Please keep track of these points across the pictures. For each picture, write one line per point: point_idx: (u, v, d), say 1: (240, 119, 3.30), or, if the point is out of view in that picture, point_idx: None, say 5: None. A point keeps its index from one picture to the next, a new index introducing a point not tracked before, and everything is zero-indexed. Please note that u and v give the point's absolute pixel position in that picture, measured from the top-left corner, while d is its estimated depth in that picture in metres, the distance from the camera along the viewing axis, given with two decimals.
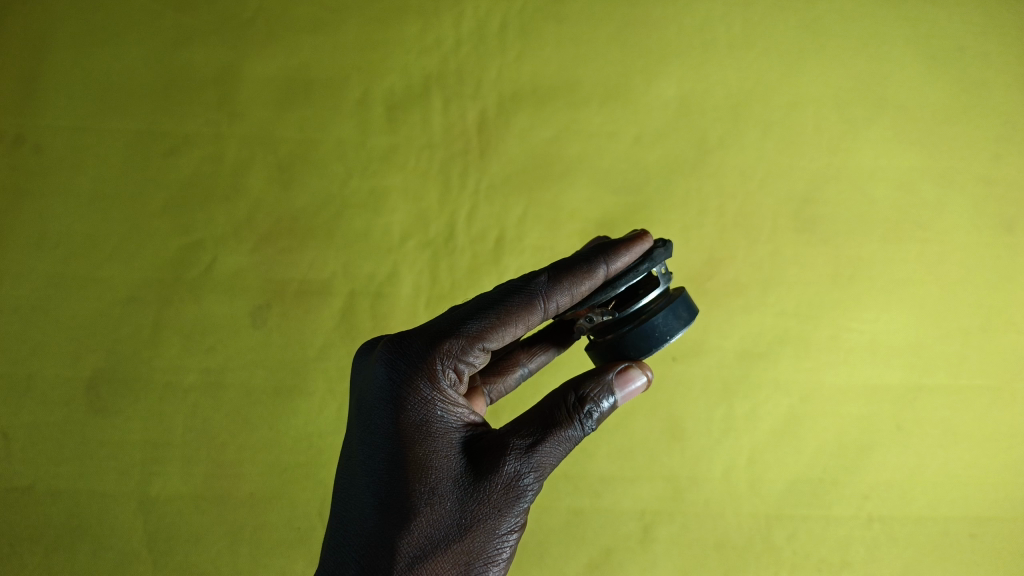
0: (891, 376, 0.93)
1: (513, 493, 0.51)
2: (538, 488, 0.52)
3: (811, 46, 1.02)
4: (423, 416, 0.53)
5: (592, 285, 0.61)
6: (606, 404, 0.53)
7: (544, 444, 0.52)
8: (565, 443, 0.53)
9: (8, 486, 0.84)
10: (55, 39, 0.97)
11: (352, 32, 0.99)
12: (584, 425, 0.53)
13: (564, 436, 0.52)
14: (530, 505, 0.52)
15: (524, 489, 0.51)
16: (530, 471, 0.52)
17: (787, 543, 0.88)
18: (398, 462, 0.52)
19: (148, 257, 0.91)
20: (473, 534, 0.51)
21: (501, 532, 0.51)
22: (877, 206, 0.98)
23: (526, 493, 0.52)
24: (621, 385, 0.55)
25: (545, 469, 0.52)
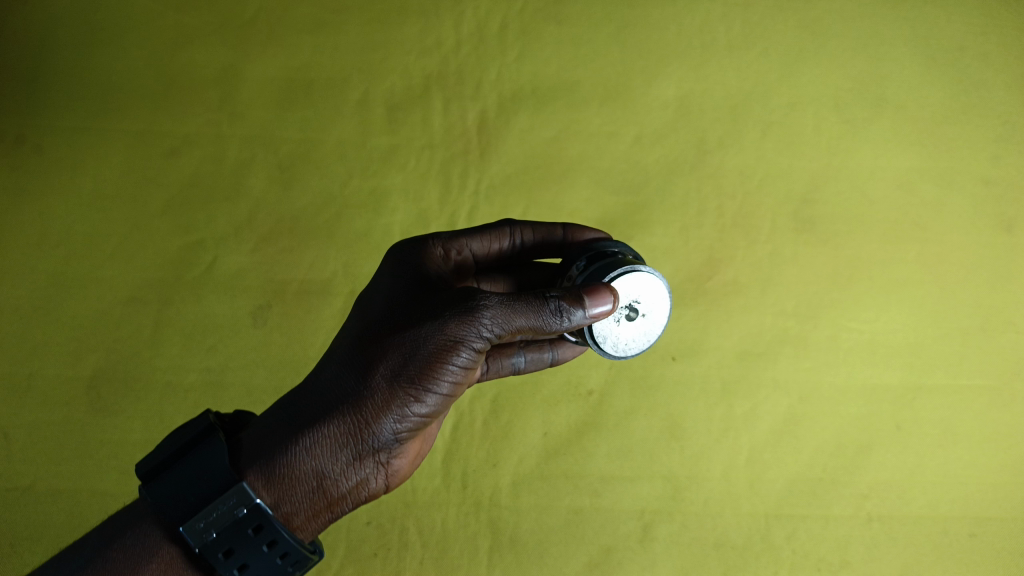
0: (890, 376, 0.93)
1: (466, 310, 0.56)
2: (495, 329, 0.56)
3: (811, 46, 1.03)
4: (418, 251, 0.66)
5: (553, 237, 0.75)
6: (571, 308, 0.57)
7: (513, 300, 0.56)
8: (531, 312, 0.56)
9: (9, 486, 0.84)
10: (57, 40, 0.97)
11: (352, 32, 0.99)
12: (547, 308, 0.56)
13: (531, 306, 0.56)
14: (485, 339, 0.56)
15: (481, 319, 0.55)
16: (493, 313, 0.56)
17: (786, 542, 0.88)
18: (390, 274, 0.64)
19: (148, 258, 0.92)
20: (421, 329, 0.56)
21: (443, 340, 0.55)
22: (876, 206, 0.98)
23: (475, 317, 0.55)
24: (591, 299, 0.58)
25: (497, 308, 0.56)
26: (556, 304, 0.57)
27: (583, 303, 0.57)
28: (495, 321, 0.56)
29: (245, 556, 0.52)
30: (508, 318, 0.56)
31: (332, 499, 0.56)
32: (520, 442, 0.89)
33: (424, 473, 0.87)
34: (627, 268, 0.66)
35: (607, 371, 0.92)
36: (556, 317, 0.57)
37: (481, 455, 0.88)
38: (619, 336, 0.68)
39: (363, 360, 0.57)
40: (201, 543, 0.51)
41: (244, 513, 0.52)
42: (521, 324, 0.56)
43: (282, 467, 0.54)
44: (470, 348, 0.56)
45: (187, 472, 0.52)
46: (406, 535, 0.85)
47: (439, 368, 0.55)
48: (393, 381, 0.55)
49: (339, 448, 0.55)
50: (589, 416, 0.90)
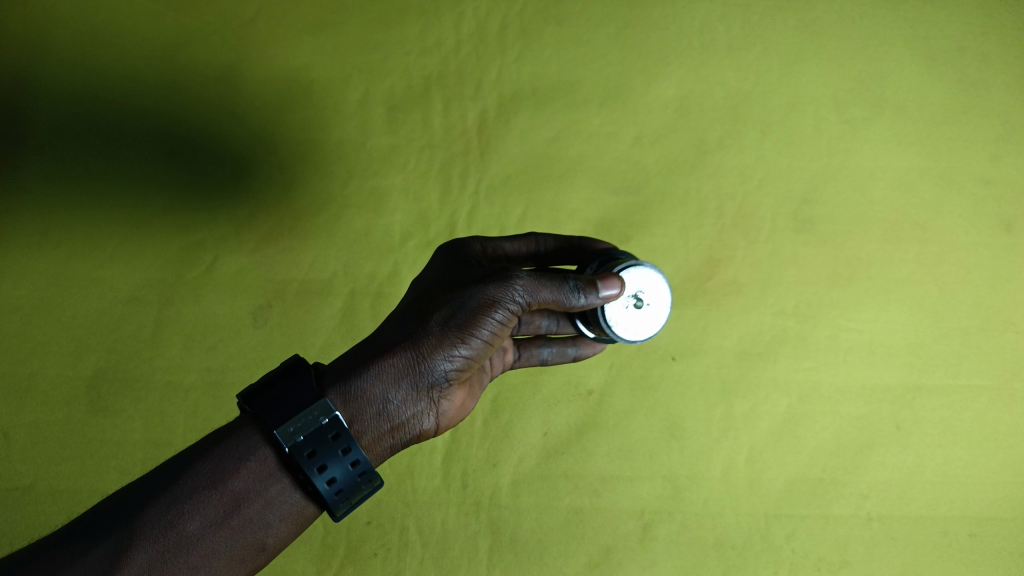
0: (890, 376, 0.93)
1: (503, 276, 0.62)
2: (525, 298, 0.62)
3: (811, 46, 1.03)
4: (463, 245, 0.73)
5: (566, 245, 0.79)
6: (585, 291, 0.63)
7: (541, 275, 0.62)
8: (554, 287, 0.62)
9: (9, 486, 0.84)
10: (57, 39, 0.98)
11: (352, 32, 0.99)
12: (566, 286, 0.63)
13: (553, 284, 0.63)
14: (517, 305, 0.62)
15: (514, 288, 0.62)
16: (524, 285, 0.62)
17: (786, 542, 0.88)
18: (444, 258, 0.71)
19: (149, 257, 0.92)
20: (466, 291, 0.63)
21: (482, 300, 0.62)
22: (876, 206, 0.98)
23: (508, 283, 0.62)
24: (602, 283, 0.65)
25: (528, 279, 0.62)
26: (575, 283, 0.63)
27: (597, 287, 0.64)
28: (525, 289, 0.62)
29: (325, 460, 0.55)
30: (535, 289, 0.62)
31: (389, 429, 0.62)
32: (520, 441, 0.89)
33: (425, 472, 0.88)
34: (627, 262, 0.71)
35: (607, 370, 0.92)
36: (575, 293, 0.63)
37: (482, 455, 0.88)
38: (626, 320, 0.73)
39: (416, 314, 0.63)
40: (289, 445, 0.54)
41: (326, 422, 0.55)
42: (546, 297, 0.62)
43: (352, 393, 0.60)
44: (503, 311, 0.62)
45: (278, 389, 0.56)
46: (406, 534, 0.86)
47: (480, 322, 0.62)
48: (443, 329, 0.62)
49: (401, 379, 0.61)
50: (589, 416, 0.90)
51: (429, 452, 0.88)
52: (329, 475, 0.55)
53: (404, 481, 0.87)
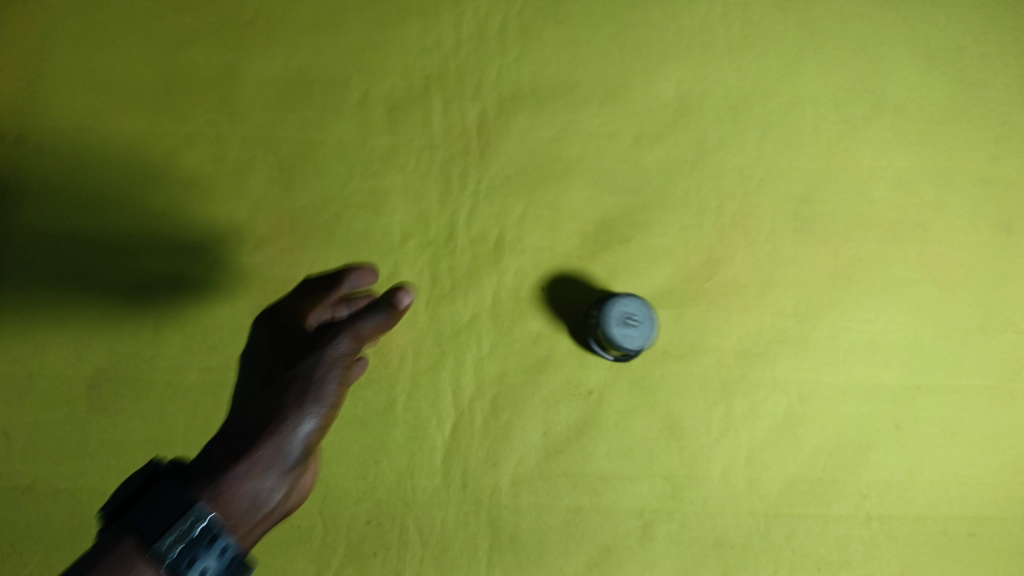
0: (890, 376, 0.93)
1: (327, 338, 0.64)
2: (356, 344, 0.64)
3: (810, 46, 1.03)
4: (293, 305, 0.78)
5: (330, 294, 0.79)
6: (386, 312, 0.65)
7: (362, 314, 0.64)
8: (376, 317, 0.65)
9: (10, 485, 0.85)
10: (57, 40, 0.98)
11: (352, 32, 1.00)
12: (378, 311, 0.65)
13: (374, 315, 0.65)
14: (348, 355, 0.64)
15: (339, 342, 0.63)
16: (349, 334, 0.64)
17: (785, 541, 0.88)
18: (273, 318, 0.77)
19: (149, 258, 0.92)
20: (299, 366, 0.63)
21: (319, 364, 0.63)
22: (876, 206, 0.98)
23: (335, 337, 0.64)
24: (399, 297, 0.65)
25: (349, 325, 0.64)
26: (389, 301, 0.65)
27: (399, 300, 0.65)
28: (350, 339, 0.64)
29: (193, 554, 0.52)
30: (358, 326, 0.64)
31: (260, 519, 0.59)
32: (520, 441, 0.89)
33: (425, 472, 0.88)
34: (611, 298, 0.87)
35: (607, 370, 0.91)
36: (387, 312, 0.65)
37: (481, 455, 0.88)
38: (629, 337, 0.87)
39: (260, 404, 0.62)
40: (165, 562, 0.52)
41: (202, 526, 0.53)
42: (370, 330, 0.65)
43: (221, 491, 0.56)
44: (340, 365, 0.64)
45: (145, 509, 0.53)
46: (406, 534, 0.86)
47: (324, 381, 0.63)
48: (298, 408, 0.62)
49: (267, 467, 0.59)
50: (588, 415, 0.90)
51: (429, 452, 0.88)
52: (202, 564, 0.53)
53: (404, 481, 0.87)
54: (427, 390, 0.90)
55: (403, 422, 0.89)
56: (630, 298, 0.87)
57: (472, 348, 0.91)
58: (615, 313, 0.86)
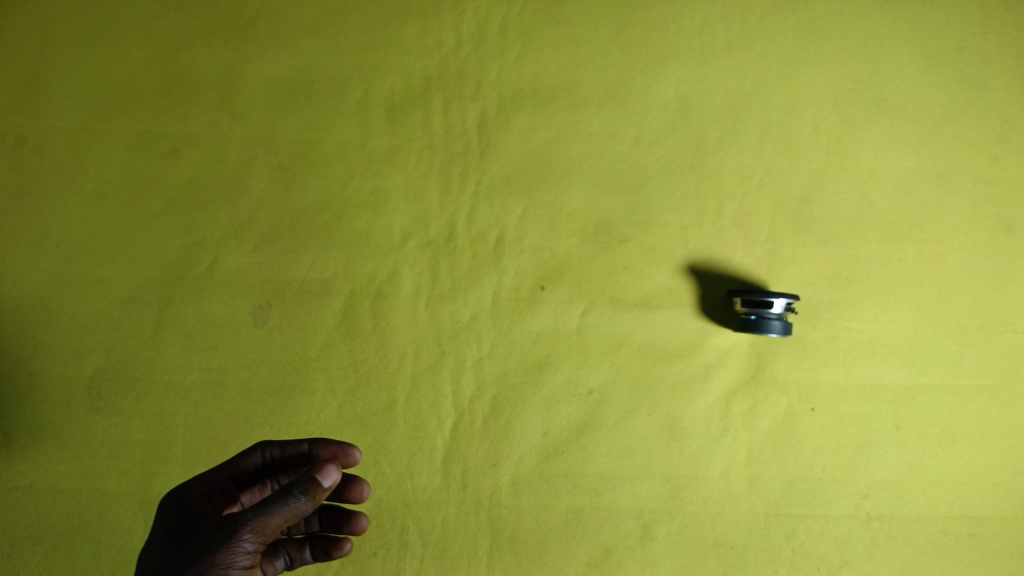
0: (890, 375, 0.93)
1: (228, 535, 0.62)
2: (259, 541, 0.62)
3: (810, 46, 1.03)
4: (226, 470, 0.76)
5: (276, 465, 0.77)
6: (298, 501, 0.62)
7: (267, 509, 0.61)
8: (286, 511, 0.62)
9: (9, 486, 0.85)
10: (57, 39, 0.98)
11: (352, 32, 1.00)
12: (289, 501, 0.61)
13: (282, 506, 0.61)
14: (250, 553, 0.62)
15: (241, 538, 0.61)
16: (251, 530, 0.61)
17: (785, 541, 0.88)
18: (204, 484, 0.75)
19: (148, 258, 0.92)
20: (196, 566, 0.61)
21: (213, 569, 0.61)
22: (876, 206, 0.98)
23: (236, 535, 0.61)
24: (321, 475, 0.63)
25: (251, 520, 0.61)
26: (295, 493, 0.62)
27: (318, 481, 0.63)
28: (252, 536, 0.61)
29: None
30: (263, 523, 0.61)
31: None
32: (520, 441, 0.89)
33: (425, 472, 0.88)
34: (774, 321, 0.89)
35: (607, 370, 0.91)
36: (303, 498, 0.62)
37: (481, 455, 0.88)
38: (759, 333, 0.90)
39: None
40: None
41: None
42: (275, 523, 0.61)
43: None
44: (239, 568, 0.62)
45: None
46: (406, 534, 0.86)
47: None
48: None
49: None
50: (588, 415, 0.90)
51: (429, 452, 0.88)
52: None
53: (403, 481, 0.87)
54: (427, 391, 0.90)
55: (403, 422, 0.89)
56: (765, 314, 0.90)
57: (472, 349, 0.91)
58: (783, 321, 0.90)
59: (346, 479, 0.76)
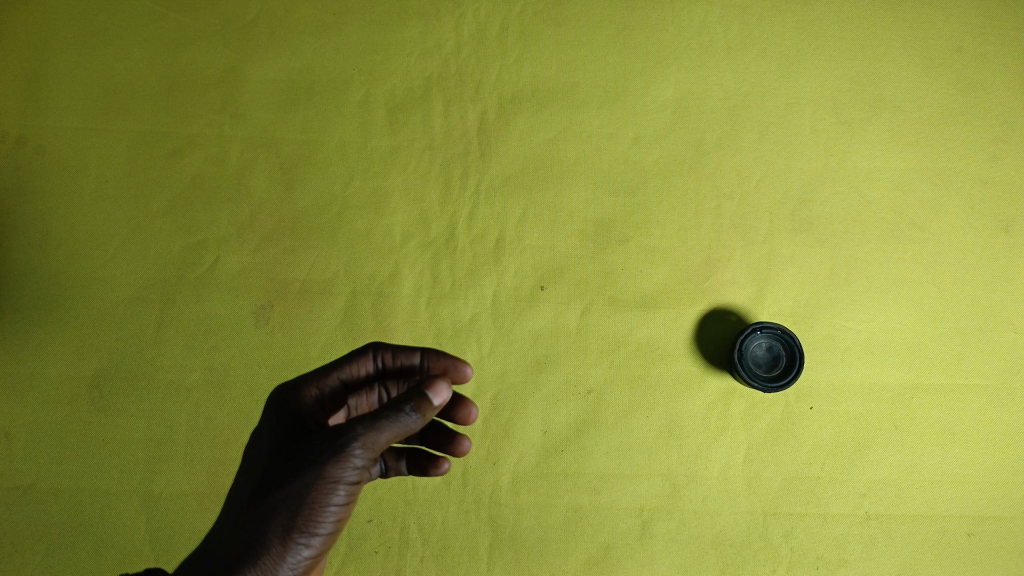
0: (888, 375, 0.94)
1: (338, 450, 0.61)
2: (369, 456, 0.62)
3: (809, 47, 1.03)
4: (333, 372, 0.75)
5: (386, 374, 0.76)
6: (411, 415, 0.62)
7: (379, 426, 0.61)
8: (397, 427, 0.62)
9: (11, 485, 0.86)
10: (58, 40, 0.99)
11: (353, 33, 1.00)
12: (400, 417, 0.62)
13: (393, 423, 0.62)
14: (361, 465, 0.62)
15: (353, 452, 0.61)
16: (362, 444, 0.61)
17: (784, 540, 0.89)
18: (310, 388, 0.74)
19: (151, 258, 0.92)
20: (304, 477, 0.62)
21: (322, 480, 0.61)
22: (874, 206, 0.99)
23: (348, 449, 0.61)
24: (432, 391, 0.63)
25: (363, 434, 0.61)
26: (407, 410, 0.62)
27: (428, 398, 0.63)
28: (364, 450, 0.61)
29: None
30: (374, 438, 0.61)
31: None
32: (520, 440, 0.89)
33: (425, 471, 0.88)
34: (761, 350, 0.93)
35: (607, 369, 0.92)
36: (413, 415, 0.62)
37: (482, 454, 0.89)
38: (763, 379, 0.91)
39: (255, 519, 0.61)
40: None
41: None
42: (387, 438, 0.62)
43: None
44: (346, 483, 0.62)
45: None
46: (406, 533, 0.87)
47: (326, 500, 0.61)
48: (291, 527, 0.61)
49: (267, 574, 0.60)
50: (589, 414, 0.90)
51: None
52: None
53: (404, 480, 0.88)
54: None
55: None
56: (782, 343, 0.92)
57: (472, 348, 0.91)
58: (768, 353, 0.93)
59: (455, 398, 0.76)
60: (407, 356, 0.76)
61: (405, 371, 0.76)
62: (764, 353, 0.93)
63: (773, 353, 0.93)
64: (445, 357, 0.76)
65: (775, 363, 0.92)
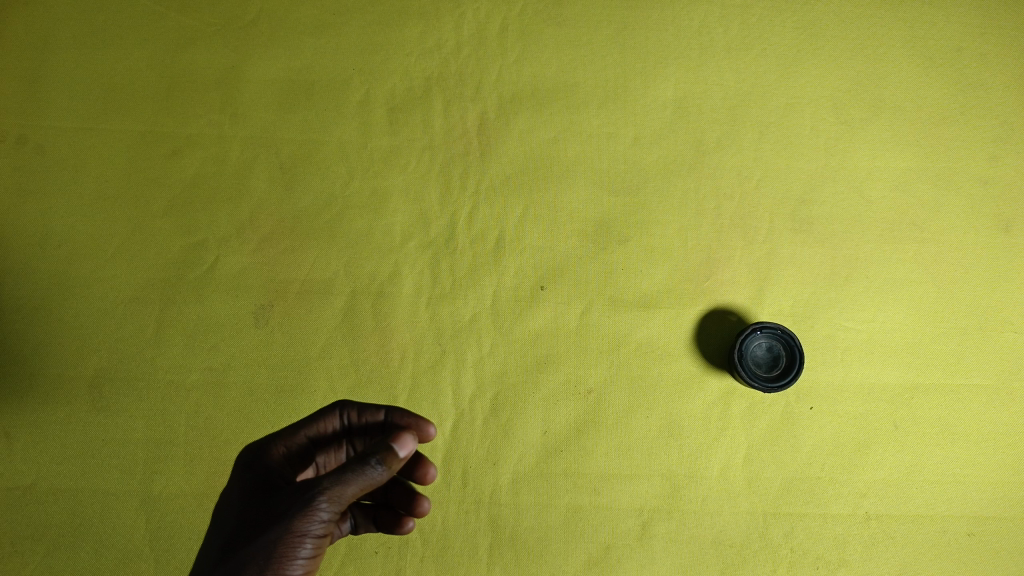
0: (888, 375, 0.94)
1: (304, 505, 0.61)
2: (335, 508, 0.62)
3: (809, 47, 1.03)
4: (300, 431, 0.73)
5: (354, 431, 0.74)
6: (377, 469, 0.61)
7: (344, 480, 0.61)
8: (362, 480, 0.61)
9: (11, 485, 0.86)
10: (58, 40, 0.99)
11: (353, 33, 1.00)
12: (365, 471, 0.61)
13: (357, 476, 0.61)
14: (327, 519, 0.62)
15: (319, 506, 0.61)
16: (327, 498, 0.61)
17: (784, 540, 0.89)
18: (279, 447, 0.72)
19: (150, 258, 0.92)
20: (272, 531, 0.62)
21: (289, 534, 0.61)
22: (874, 206, 0.99)
23: (313, 503, 0.61)
24: (399, 444, 0.61)
25: (329, 488, 0.61)
26: (371, 464, 0.61)
27: (394, 451, 0.61)
28: (329, 504, 0.61)
29: None
30: (340, 492, 0.61)
31: None
32: (520, 440, 0.89)
33: None
34: (760, 354, 0.93)
35: (607, 369, 0.92)
36: (379, 468, 0.61)
37: (481, 454, 0.89)
38: (763, 379, 0.91)
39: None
40: None
41: None
42: (353, 491, 0.61)
43: None
44: (313, 536, 0.62)
45: None
46: (406, 533, 0.87)
47: (294, 553, 0.61)
48: None
49: None
50: (589, 415, 0.90)
51: (429, 451, 0.88)
52: None
53: None
54: (427, 390, 0.90)
55: None
56: (780, 346, 0.92)
57: (472, 348, 0.91)
58: (768, 356, 0.93)
59: (415, 458, 0.75)
60: (373, 413, 0.74)
61: (371, 428, 0.74)
62: (763, 354, 0.93)
63: (773, 353, 0.93)
64: (412, 418, 0.75)
65: (775, 363, 0.92)
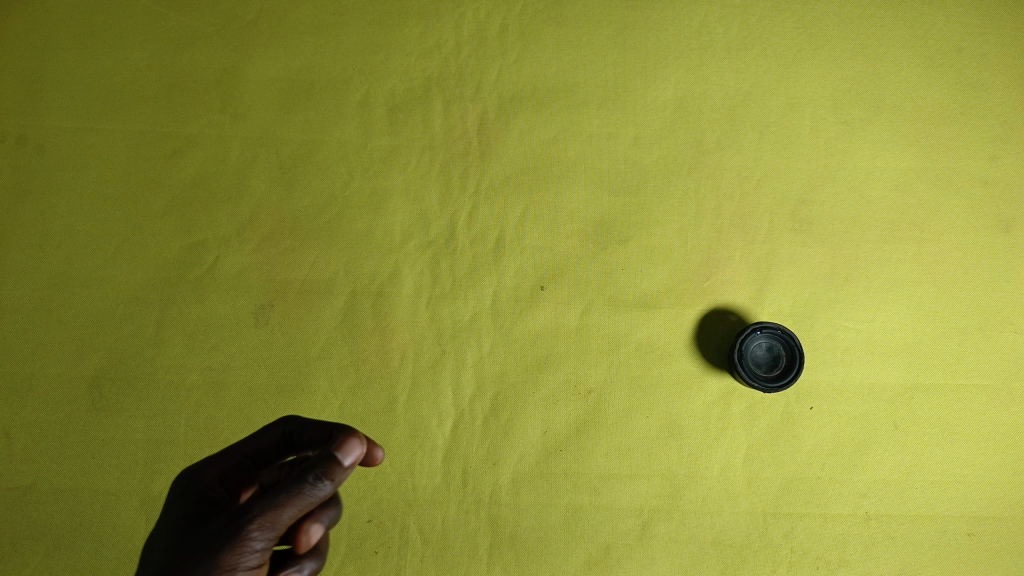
0: (888, 375, 0.94)
1: (235, 535, 0.56)
2: (271, 536, 0.56)
3: (809, 47, 1.03)
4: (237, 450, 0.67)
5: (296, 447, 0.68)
6: (319, 487, 0.56)
7: (280, 503, 0.56)
8: (301, 501, 0.56)
9: (10, 486, 0.86)
10: (58, 40, 0.99)
11: (354, 33, 1.00)
12: (305, 489, 0.56)
13: (296, 496, 0.56)
14: (262, 548, 0.56)
15: (253, 534, 0.55)
16: (262, 525, 0.56)
17: (784, 540, 0.89)
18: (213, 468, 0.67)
19: (150, 258, 0.92)
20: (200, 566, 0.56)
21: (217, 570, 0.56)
22: (874, 206, 0.99)
23: (245, 533, 0.55)
24: (342, 452, 0.58)
25: (260, 515, 0.55)
26: (310, 481, 0.56)
27: (337, 460, 0.58)
28: (263, 531, 0.56)
29: None
30: (274, 517, 0.55)
31: None
32: (520, 440, 0.89)
33: (425, 471, 0.88)
34: (759, 354, 0.93)
35: (607, 369, 0.92)
36: (321, 483, 0.56)
37: (481, 454, 0.89)
38: (763, 379, 0.91)
39: None
40: None
41: None
42: (290, 515, 0.56)
43: None
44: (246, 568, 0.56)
45: None
46: (406, 533, 0.87)
47: None
48: None
49: None
50: (588, 415, 0.90)
51: (429, 451, 0.88)
52: None
53: (404, 480, 0.88)
54: (427, 390, 0.90)
55: (403, 422, 0.89)
56: (780, 346, 0.93)
57: (472, 349, 0.91)
58: (767, 356, 0.93)
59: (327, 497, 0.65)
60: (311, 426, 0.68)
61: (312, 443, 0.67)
62: (763, 354, 0.93)
63: (773, 353, 0.93)
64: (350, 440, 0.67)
65: (775, 363, 0.92)
